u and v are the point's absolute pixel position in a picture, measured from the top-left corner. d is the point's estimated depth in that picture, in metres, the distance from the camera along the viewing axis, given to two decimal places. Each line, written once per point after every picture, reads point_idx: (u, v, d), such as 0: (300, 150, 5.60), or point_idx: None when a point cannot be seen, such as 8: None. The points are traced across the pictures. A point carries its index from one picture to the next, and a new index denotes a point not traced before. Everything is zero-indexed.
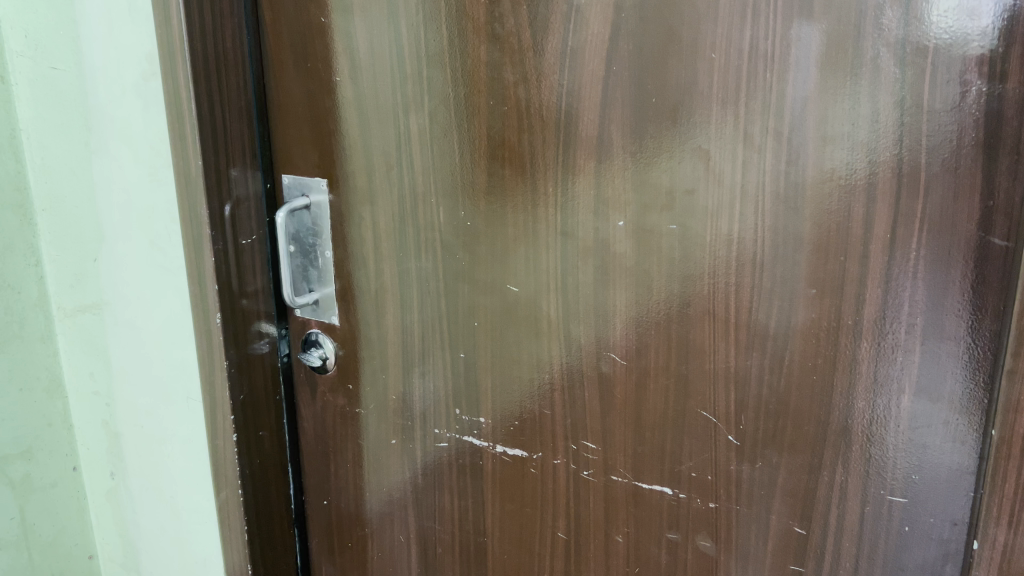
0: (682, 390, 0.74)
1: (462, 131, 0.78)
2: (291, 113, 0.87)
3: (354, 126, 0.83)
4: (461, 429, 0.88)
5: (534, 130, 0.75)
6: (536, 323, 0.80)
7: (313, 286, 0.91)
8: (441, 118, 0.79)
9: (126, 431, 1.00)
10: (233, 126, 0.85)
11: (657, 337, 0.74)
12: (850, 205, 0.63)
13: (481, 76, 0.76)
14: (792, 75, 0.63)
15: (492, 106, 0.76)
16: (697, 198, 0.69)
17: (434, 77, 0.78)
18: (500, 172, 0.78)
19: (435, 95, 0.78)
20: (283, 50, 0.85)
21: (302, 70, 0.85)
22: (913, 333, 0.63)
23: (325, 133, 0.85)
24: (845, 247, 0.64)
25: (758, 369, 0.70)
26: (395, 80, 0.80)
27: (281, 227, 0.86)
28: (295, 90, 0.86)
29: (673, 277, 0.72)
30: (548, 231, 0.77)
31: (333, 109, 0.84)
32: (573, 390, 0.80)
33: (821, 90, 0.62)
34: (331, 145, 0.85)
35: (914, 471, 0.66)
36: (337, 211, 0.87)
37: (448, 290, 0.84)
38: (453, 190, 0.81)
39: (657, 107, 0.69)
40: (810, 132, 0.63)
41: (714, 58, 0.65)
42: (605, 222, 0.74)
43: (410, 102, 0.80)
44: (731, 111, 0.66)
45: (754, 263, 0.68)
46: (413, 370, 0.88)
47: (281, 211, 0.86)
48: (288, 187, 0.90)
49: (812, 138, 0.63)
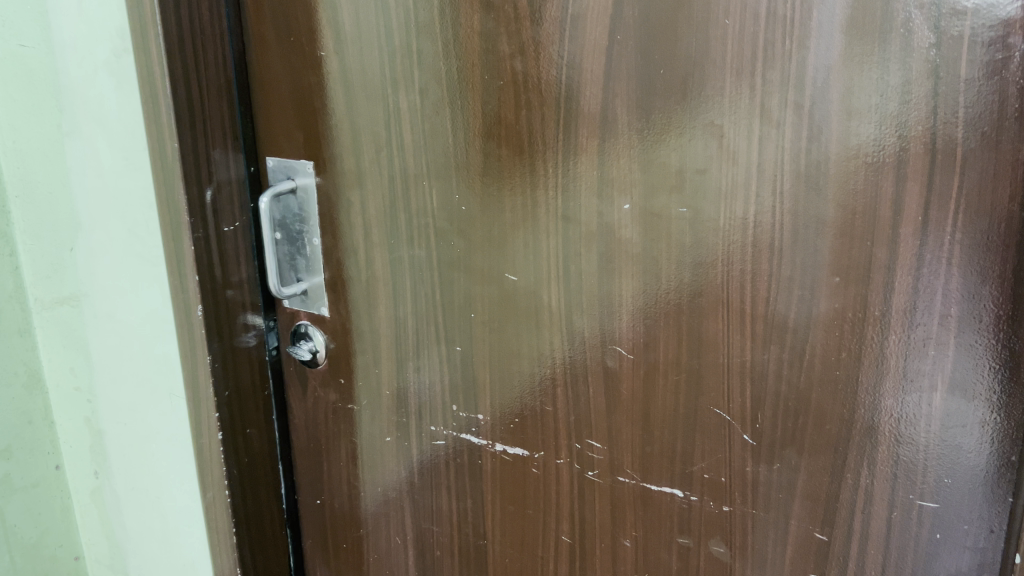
0: (693, 385, 0.69)
1: (454, 108, 0.73)
2: (275, 92, 0.81)
3: (342, 104, 0.78)
4: (458, 426, 0.82)
5: (532, 106, 0.69)
6: (537, 314, 0.75)
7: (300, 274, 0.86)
8: (432, 95, 0.73)
9: (108, 431, 0.95)
10: (213, 105, 0.80)
11: (666, 329, 0.69)
12: (879, 183, 0.57)
13: (475, 49, 0.70)
14: (819, 38, 0.57)
15: (487, 79, 0.71)
16: (709, 178, 0.63)
17: (424, 49, 0.72)
18: (495, 152, 0.72)
19: (425, 70, 0.73)
20: (265, 25, 0.80)
21: (286, 44, 0.79)
22: (946, 326, 0.58)
23: (310, 112, 0.80)
24: (873, 230, 0.59)
25: (775, 364, 0.65)
26: (383, 54, 0.74)
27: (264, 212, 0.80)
28: (279, 66, 0.80)
29: (684, 263, 0.66)
30: (548, 215, 0.71)
31: (319, 87, 0.79)
32: (576, 385, 0.74)
33: (850, 57, 0.56)
34: (317, 125, 0.80)
35: (946, 474, 0.61)
36: (326, 195, 0.82)
37: (442, 279, 0.78)
38: (446, 172, 0.75)
39: (667, 76, 0.63)
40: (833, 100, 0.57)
41: (728, 25, 0.59)
42: (608, 207, 0.68)
43: (400, 77, 0.74)
44: (746, 82, 0.60)
45: (772, 248, 0.62)
46: (408, 364, 0.83)
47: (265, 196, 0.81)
48: (273, 170, 0.85)
49: (836, 106, 0.57)
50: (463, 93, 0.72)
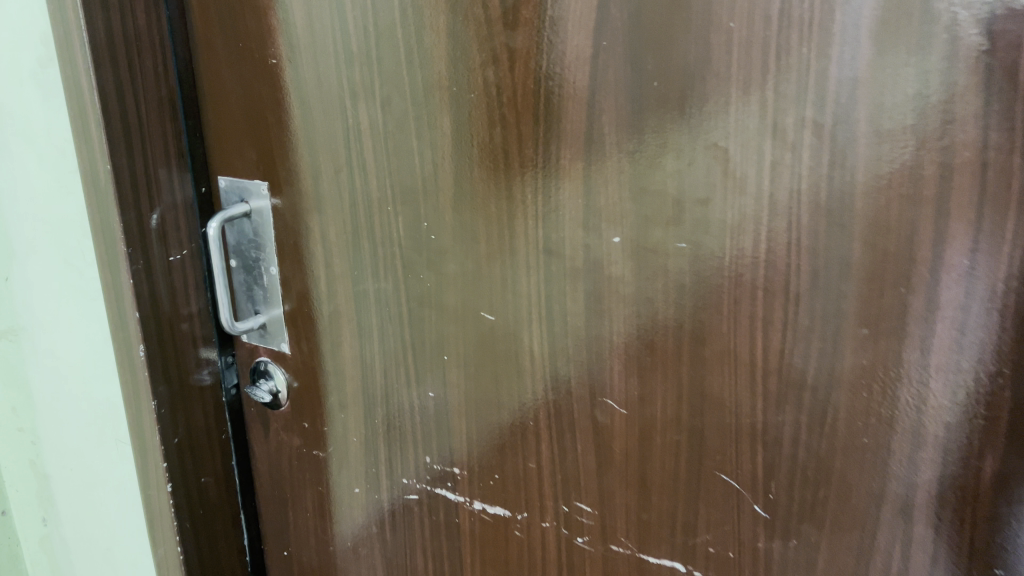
0: (695, 448, 0.59)
1: (420, 124, 0.63)
2: (225, 103, 0.72)
3: (296, 118, 0.69)
4: (432, 480, 0.73)
5: (508, 122, 0.60)
6: (517, 359, 0.65)
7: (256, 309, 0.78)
8: (395, 109, 0.64)
9: (55, 475, 0.87)
10: (154, 120, 0.71)
11: (664, 382, 0.59)
12: (917, 221, 0.48)
13: (441, 55, 0.61)
14: (850, 43, 0.47)
15: (456, 91, 0.61)
16: (712, 210, 0.54)
17: (385, 57, 0.63)
18: (466, 174, 0.63)
19: (386, 80, 0.64)
20: (212, 28, 0.71)
21: (235, 50, 0.70)
22: (998, 392, 0.48)
23: (263, 127, 0.71)
24: (911, 276, 0.49)
25: (791, 427, 0.55)
26: (339, 61, 0.65)
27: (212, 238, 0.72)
28: (228, 75, 0.71)
29: (683, 307, 0.57)
30: (527, 248, 0.62)
31: (271, 99, 0.70)
32: (563, 442, 0.65)
33: (889, 66, 0.46)
34: (271, 141, 0.71)
35: (996, 563, 0.51)
36: (283, 220, 0.73)
37: (411, 316, 0.69)
38: (413, 196, 0.66)
39: (663, 88, 0.53)
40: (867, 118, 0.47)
41: (733, 28, 0.50)
42: (596, 240, 0.59)
43: (359, 88, 0.65)
44: (755, 96, 0.50)
45: (787, 293, 0.53)
46: (376, 409, 0.74)
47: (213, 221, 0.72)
48: (227, 191, 0.76)
49: (868, 125, 0.48)
50: (429, 106, 0.63)
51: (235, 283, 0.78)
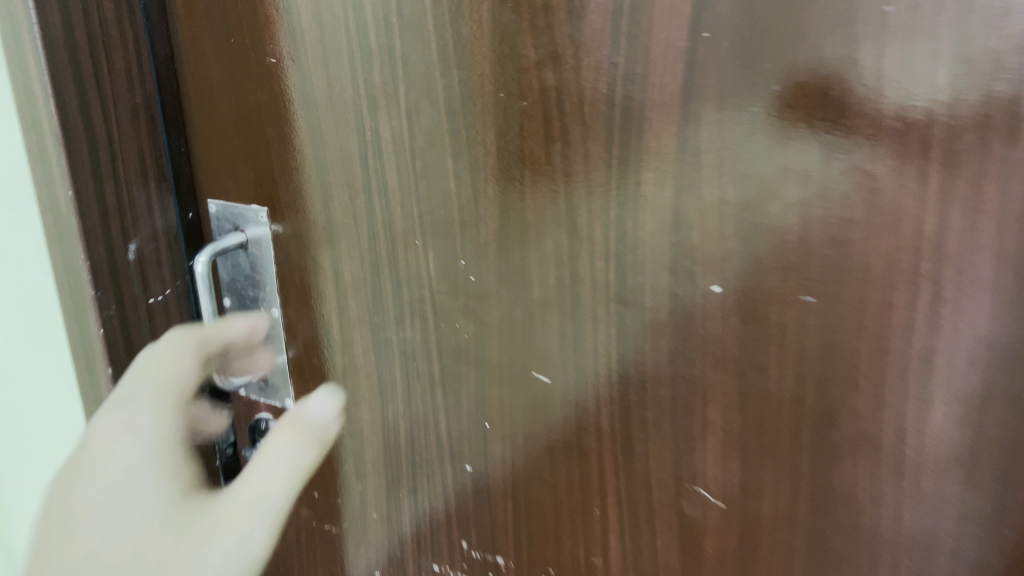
0: (815, 556, 0.46)
1: (457, 141, 0.50)
2: (215, 113, 0.60)
3: (303, 132, 0.56)
4: (468, 568, 0.61)
5: (570, 134, 0.47)
6: (580, 433, 0.52)
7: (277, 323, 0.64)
8: (425, 120, 0.51)
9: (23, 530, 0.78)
10: (126, 134, 0.58)
11: (775, 473, 0.46)
12: (974, 253, 0.37)
13: (485, 51, 0.48)
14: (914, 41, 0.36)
15: (504, 94, 0.48)
16: (850, 255, 0.40)
17: (411, 55, 0.50)
18: (513, 201, 0.50)
19: (412, 85, 0.51)
20: (197, 20, 0.57)
21: (224, 48, 0.57)
22: None
23: (261, 143, 0.59)
24: (954, 321, 0.39)
25: (953, 540, 0.42)
26: (355, 61, 0.52)
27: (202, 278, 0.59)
28: (218, 79, 0.58)
29: (803, 379, 0.44)
30: (594, 297, 0.49)
31: (270, 109, 0.57)
32: (639, 535, 0.52)
33: (967, 75, 0.36)
34: (271, 160, 0.59)
35: None
36: (286, 254, 0.61)
37: (445, 374, 0.56)
38: (448, 225, 0.53)
39: (710, 91, 0.42)
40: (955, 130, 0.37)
41: (890, 14, 0.36)
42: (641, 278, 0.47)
43: (379, 95, 0.52)
44: (919, 105, 0.37)
45: (954, 368, 0.39)
46: (400, 480, 0.62)
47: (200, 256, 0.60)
48: (218, 219, 0.63)
49: (942, 134, 0.37)
50: (469, 114, 0.50)
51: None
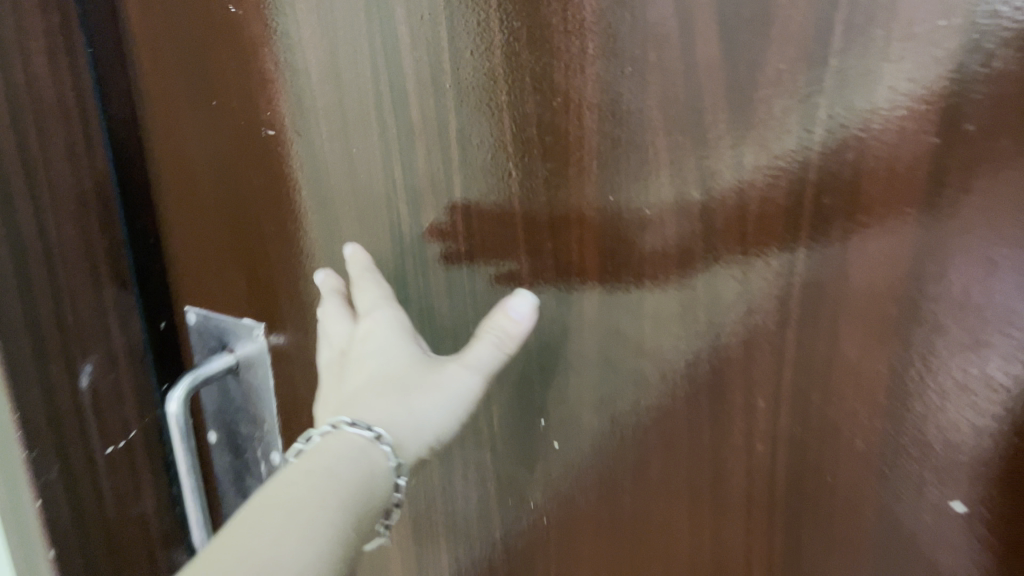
0: None
1: (540, 272, 0.36)
2: (195, 203, 0.45)
3: (324, 230, 0.42)
4: None
5: (693, 280, 0.32)
6: None
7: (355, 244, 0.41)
8: (492, 240, 0.37)
9: None
10: (75, 242, 0.43)
11: None
12: (954, 234, 0.26)
13: (582, 143, 0.33)
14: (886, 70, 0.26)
15: (604, 209, 0.33)
16: None
17: (477, 153, 0.35)
18: (592, 364, 0.36)
19: (470, 178, 0.36)
20: (171, 85, 0.43)
21: (211, 121, 0.42)
22: None
23: (258, 249, 0.44)
24: (984, 313, 0.27)
25: None
26: (394, 156, 0.37)
27: (180, 412, 0.44)
28: (200, 162, 0.44)
29: None
30: (747, 509, 0.34)
31: (272, 208, 0.43)
32: None
33: (974, 73, 0.25)
34: (271, 273, 0.44)
35: None
36: (295, 383, 0.46)
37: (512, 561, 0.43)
38: (508, 379, 0.39)
39: (727, 178, 0.30)
40: (905, 192, 0.27)
41: None
42: (641, 420, 0.35)
43: (428, 202, 0.38)
44: None
45: None
46: None
47: (179, 389, 0.45)
48: (199, 332, 0.48)
49: (907, 170, 0.27)
50: (547, 232, 0.35)
51: (213, 464, 0.51)
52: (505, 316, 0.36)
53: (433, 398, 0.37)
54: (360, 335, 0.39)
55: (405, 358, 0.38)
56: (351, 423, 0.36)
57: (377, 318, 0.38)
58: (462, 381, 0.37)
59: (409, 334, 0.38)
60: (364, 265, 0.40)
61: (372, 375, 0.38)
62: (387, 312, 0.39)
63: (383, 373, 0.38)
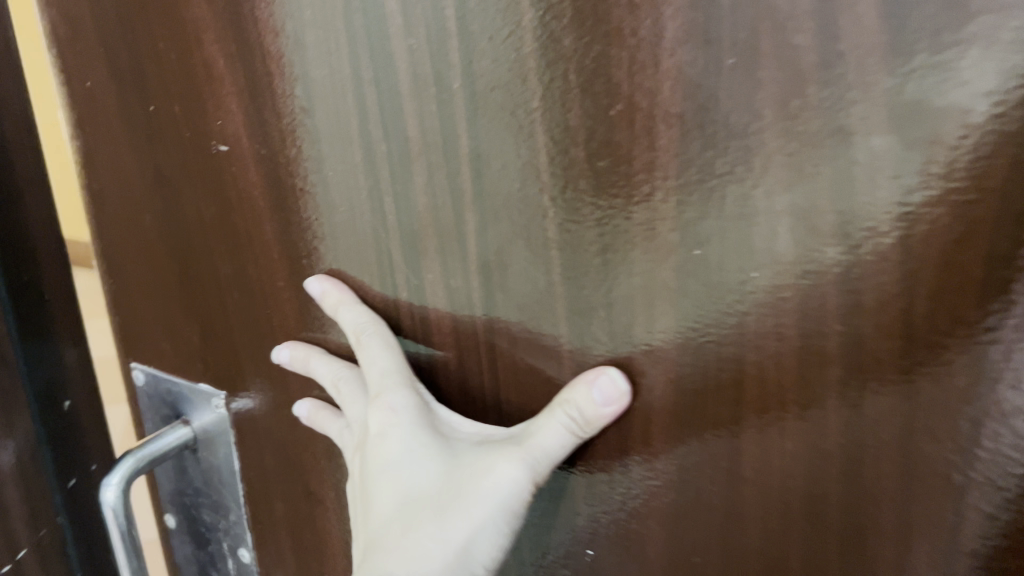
0: None
1: (587, 359, 0.25)
2: (137, 241, 0.35)
3: (296, 282, 0.31)
4: None
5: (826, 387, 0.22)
6: None
7: (332, 275, 0.30)
8: (520, 312, 0.26)
9: None
10: None
11: None
12: None
13: (654, 178, 0.22)
14: (980, 27, 0.17)
15: (686, 274, 0.23)
16: None
17: (504, 192, 0.25)
18: (652, 486, 0.26)
19: (489, 225, 0.26)
20: (100, 90, 0.33)
21: (149, 139, 0.32)
22: None
23: (213, 301, 0.34)
24: None
25: None
26: (389, 194, 0.27)
27: (109, 509, 0.34)
28: (140, 191, 0.34)
29: None
30: None
31: (229, 252, 0.32)
32: None
33: None
34: (232, 332, 0.34)
35: None
36: (267, 469, 0.36)
37: None
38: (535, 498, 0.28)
39: (829, 225, 0.20)
40: None
41: None
42: (692, 561, 0.26)
43: (433, 259, 0.27)
44: None
45: None
46: None
47: (120, 469, 0.34)
48: (150, 396, 0.38)
49: None
50: (599, 303, 0.24)
51: (173, 551, 0.41)
52: (580, 384, 0.25)
53: (476, 515, 0.27)
54: (375, 430, 0.30)
55: (435, 464, 0.29)
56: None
57: (395, 400, 0.29)
58: (514, 482, 0.27)
59: (427, 414, 0.29)
60: (359, 322, 0.29)
61: (404, 492, 0.29)
62: (400, 391, 0.29)
63: (416, 491, 0.29)
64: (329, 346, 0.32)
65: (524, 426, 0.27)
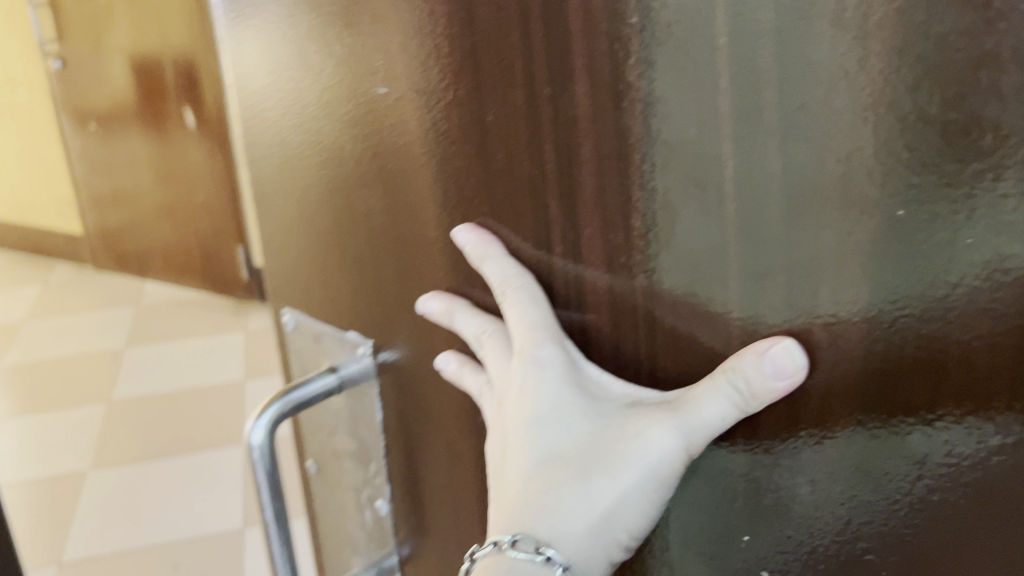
0: None
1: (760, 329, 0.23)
2: (290, 186, 0.35)
3: (446, 232, 0.30)
4: None
5: None
6: None
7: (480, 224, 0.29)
8: (683, 275, 0.24)
9: None
10: None
11: None
12: None
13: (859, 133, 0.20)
14: None
15: (887, 238, 0.20)
16: None
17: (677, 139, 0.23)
18: (827, 472, 0.23)
19: (665, 179, 0.24)
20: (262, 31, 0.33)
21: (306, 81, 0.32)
22: None
23: (363, 249, 0.33)
24: None
25: None
26: (548, 141, 0.26)
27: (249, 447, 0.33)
28: (295, 135, 0.34)
29: None
30: None
31: (380, 199, 0.32)
32: None
33: None
34: (381, 283, 0.34)
35: None
36: (411, 424, 0.35)
37: None
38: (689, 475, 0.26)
39: None
40: None
41: None
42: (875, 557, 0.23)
43: (593, 213, 0.25)
44: None
45: None
46: None
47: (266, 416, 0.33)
48: (299, 342, 0.38)
49: None
50: (786, 264, 0.22)
51: (313, 501, 0.41)
52: (749, 353, 0.23)
53: (622, 479, 0.26)
54: (517, 384, 0.29)
55: (581, 422, 0.28)
56: (513, 543, 0.27)
57: (542, 354, 0.28)
58: (666, 449, 0.26)
59: (576, 373, 0.28)
60: (504, 272, 0.28)
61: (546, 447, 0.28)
62: (547, 349, 0.28)
63: (559, 448, 0.28)
64: (475, 299, 0.31)
65: (680, 391, 0.26)
